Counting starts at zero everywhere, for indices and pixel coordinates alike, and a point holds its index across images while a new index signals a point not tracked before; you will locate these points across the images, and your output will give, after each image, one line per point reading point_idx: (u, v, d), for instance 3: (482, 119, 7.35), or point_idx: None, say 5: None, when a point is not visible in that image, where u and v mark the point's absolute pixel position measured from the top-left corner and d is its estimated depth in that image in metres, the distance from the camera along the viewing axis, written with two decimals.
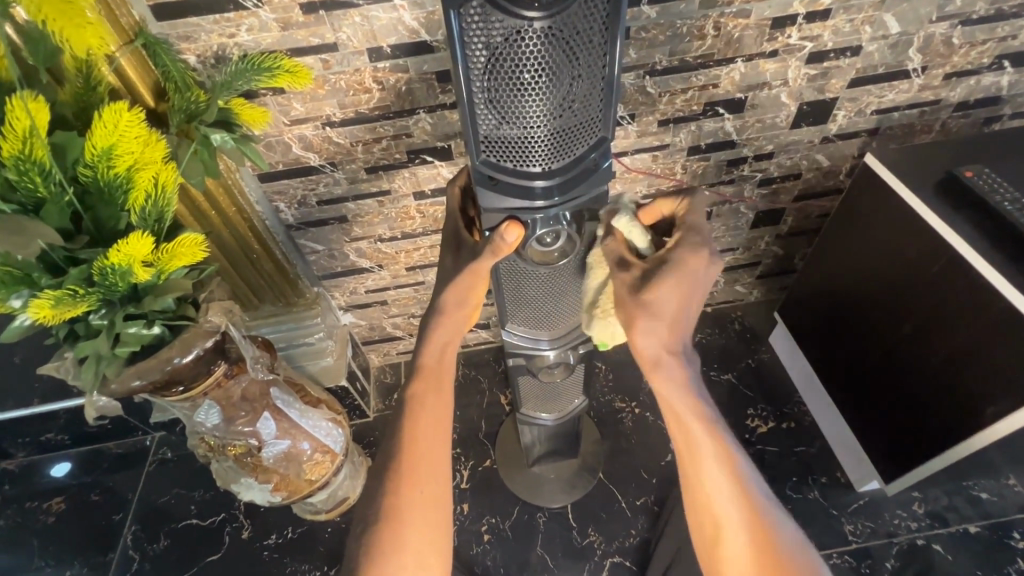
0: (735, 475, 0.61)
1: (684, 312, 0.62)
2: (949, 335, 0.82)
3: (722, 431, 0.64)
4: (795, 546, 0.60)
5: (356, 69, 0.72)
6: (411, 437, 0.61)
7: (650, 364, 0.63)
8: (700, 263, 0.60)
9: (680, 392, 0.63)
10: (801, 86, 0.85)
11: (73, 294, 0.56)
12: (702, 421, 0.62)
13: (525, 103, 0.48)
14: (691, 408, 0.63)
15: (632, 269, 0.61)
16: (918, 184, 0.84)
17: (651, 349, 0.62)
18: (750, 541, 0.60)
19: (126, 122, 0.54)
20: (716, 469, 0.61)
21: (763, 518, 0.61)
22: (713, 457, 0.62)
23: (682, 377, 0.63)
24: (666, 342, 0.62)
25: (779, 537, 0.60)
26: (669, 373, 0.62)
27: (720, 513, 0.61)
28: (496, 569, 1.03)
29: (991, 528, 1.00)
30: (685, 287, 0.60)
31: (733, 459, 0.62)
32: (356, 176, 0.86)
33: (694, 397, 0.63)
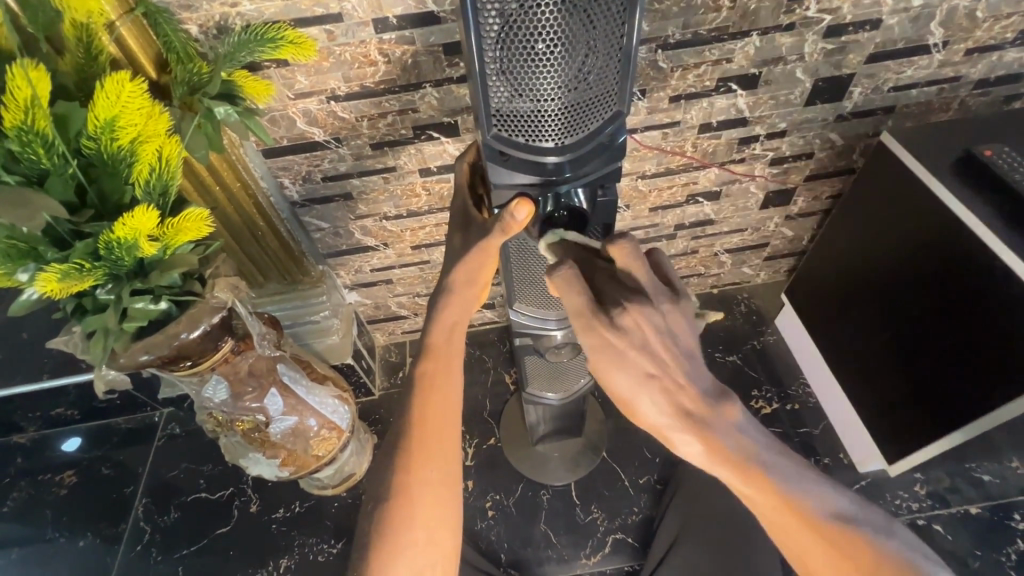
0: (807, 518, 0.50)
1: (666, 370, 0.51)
2: (961, 319, 0.81)
3: (778, 475, 0.51)
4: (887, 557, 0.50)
5: (362, 41, 0.71)
6: (422, 414, 0.61)
7: (666, 439, 0.54)
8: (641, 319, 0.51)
9: (713, 461, 0.52)
10: (817, 61, 0.83)
11: (79, 269, 0.55)
12: (744, 478, 0.51)
13: (538, 75, 0.47)
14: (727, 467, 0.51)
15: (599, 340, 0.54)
16: (935, 163, 0.83)
17: (654, 423, 0.53)
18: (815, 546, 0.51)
19: (128, 93, 0.52)
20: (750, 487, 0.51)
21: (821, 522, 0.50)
22: (741, 474, 0.51)
23: (703, 441, 0.51)
24: (666, 411, 0.52)
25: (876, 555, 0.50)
26: (681, 438, 0.52)
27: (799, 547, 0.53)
28: (500, 544, 1.05)
29: (992, 510, 1.01)
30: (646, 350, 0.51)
31: (794, 500, 0.51)
32: (361, 152, 0.85)
33: (724, 455, 0.51)
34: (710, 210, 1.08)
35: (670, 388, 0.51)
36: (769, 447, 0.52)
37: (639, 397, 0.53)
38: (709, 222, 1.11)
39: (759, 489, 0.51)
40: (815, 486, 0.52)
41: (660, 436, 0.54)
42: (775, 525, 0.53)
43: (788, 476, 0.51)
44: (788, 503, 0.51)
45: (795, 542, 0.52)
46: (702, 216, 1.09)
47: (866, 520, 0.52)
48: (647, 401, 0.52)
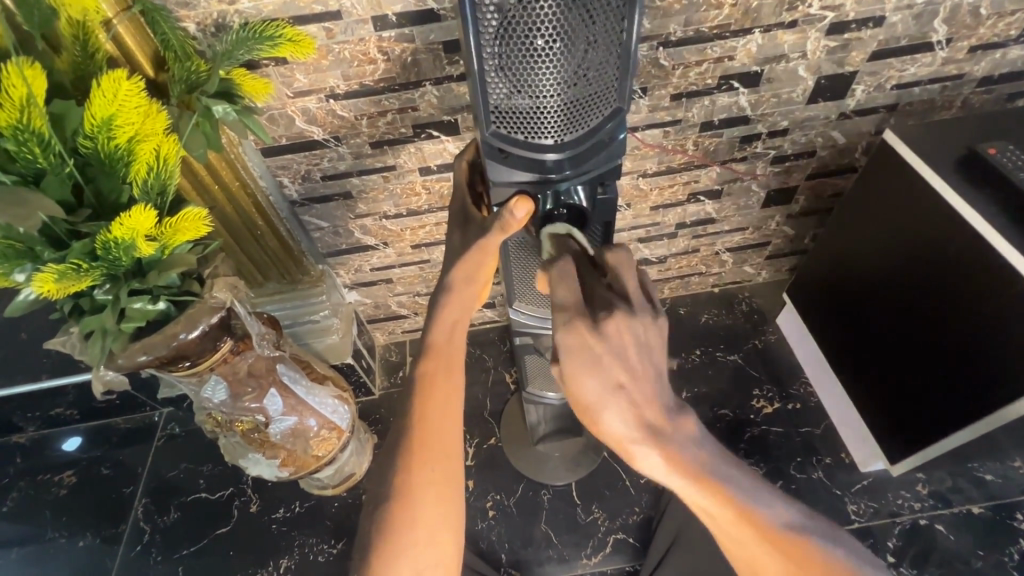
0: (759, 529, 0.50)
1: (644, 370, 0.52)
2: (964, 318, 0.81)
3: (732, 487, 0.51)
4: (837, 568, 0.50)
5: (361, 38, 0.70)
6: (423, 413, 0.60)
7: (624, 454, 0.53)
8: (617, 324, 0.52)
9: (670, 474, 0.51)
10: (819, 59, 0.82)
11: (76, 269, 0.55)
12: (700, 490, 0.51)
13: (538, 71, 0.46)
14: (684, 480, 0.51)
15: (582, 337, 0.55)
16: (937, 161, 0.82)
17: (617, 435, 0.52)
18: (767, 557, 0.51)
19: (125, 92, 0.52)
20: (702, 499, 0.51)
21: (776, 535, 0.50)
22: (693, 486, 0.51)
23: (661, 455, 0.51)
24: (631, 424, 0.51)
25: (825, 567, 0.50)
26: (642, 449, 0.51)
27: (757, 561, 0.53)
28: (500, 545, 1.04)
29: (994, 510, 1.00)
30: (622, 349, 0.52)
31: (750, 512, 0.51)
32: (361, 151, 0.84)
33: (682, 468, 0.51)
34: (712, 209, 1.07)
35: (636, 402, 0.51)
36: (722, 458, 0.53)
37: (605, 409, 0.51)
38: (710, 221, 1.10)
39: (714, 502, 0.51)
40: (770, 499, 0.52)
41: (619, 450, 0.53)
42: (733, 539, 0.53)
43: (742, 489, 0.51)
44: (744, 516, 0.51)
45: (744, 551, 0.53)
46: (703, 215, 1.09)
47: (816, 529, 0.52)
48: (613, 414, 0.51)
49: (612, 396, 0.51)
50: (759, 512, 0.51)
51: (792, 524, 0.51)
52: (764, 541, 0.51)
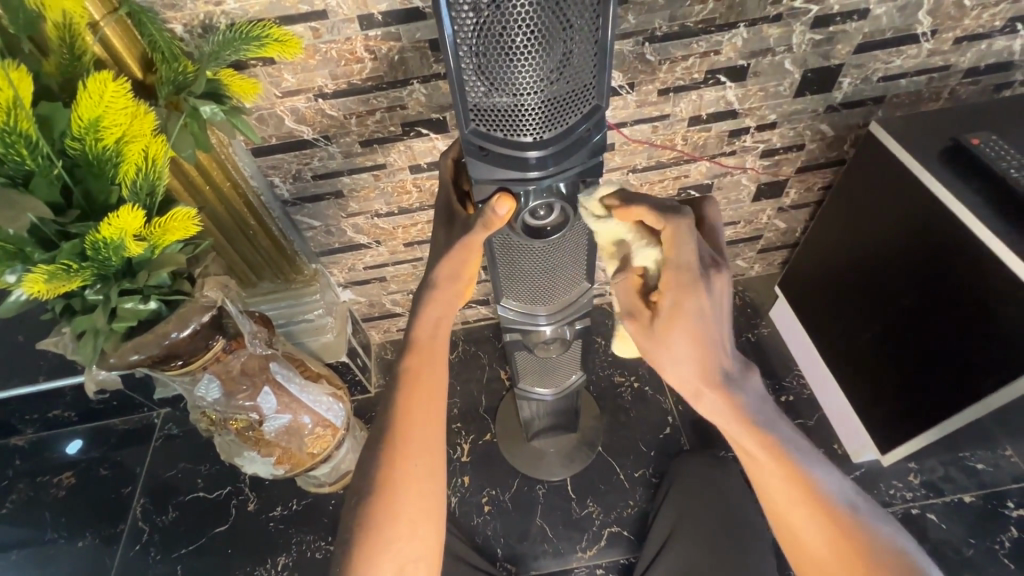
0: (809, 493, 0.60)
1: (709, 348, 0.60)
2: (953, 310, 0.81)
3: (788, 447, 0.62)
4: (881, 548, 0.58)
5: (347, 37, 0.71)
6: (406, 409, 0.61)
7: (692, 395, 0.64)
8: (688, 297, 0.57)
9: (734, 424, 0.62)
10: (805, 52, 0.82)
11: (67, 269, 0.56)
12: (757, 439, 0.61)
13: (515, 70, 0.46)
14: (743, 428, 0.62)
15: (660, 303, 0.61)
16: (922, 152, 0.83)
17: (690, 383, 0.63)
18: (818, 526, 0.60)
19: (111, 93, 0.52)
20: (763, 458, 0.62)
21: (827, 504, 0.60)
22: (757, 443, 0.62)
23: (728, 404, 0.62)
24: (701, 376, 0.61)
25: (865, 540, 0.59)
26: (709, 399, 0.63)
27: (796, 520, 0.61)
28: (496, 539, 1.05)
29: (985, 498, 1.01)
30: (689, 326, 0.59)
31: (801, 469, 0.61)
32: (351, 150, 0.85)
33: (744, 418, 0.61)
34: None
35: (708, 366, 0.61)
36: (786, 430, 0.63)
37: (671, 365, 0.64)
38: None
39: (771, 460, 0.61)
40: (825, 473, 0.62)
41: (686, 393, 0.65)
42: (785, 501, 0.61)
43: (799, 456, 0.61)
44: (801, 477, 0.60)
45: (794, 516, 0.61)
46: None
47: (860, 510, 0.61)
48: (685, 365, 0.62)
49: (695, 354, 0.60)
50: (808, 472, 0.61)
51: (835, 494, 0.61)
52: (812, 498, 0.60)
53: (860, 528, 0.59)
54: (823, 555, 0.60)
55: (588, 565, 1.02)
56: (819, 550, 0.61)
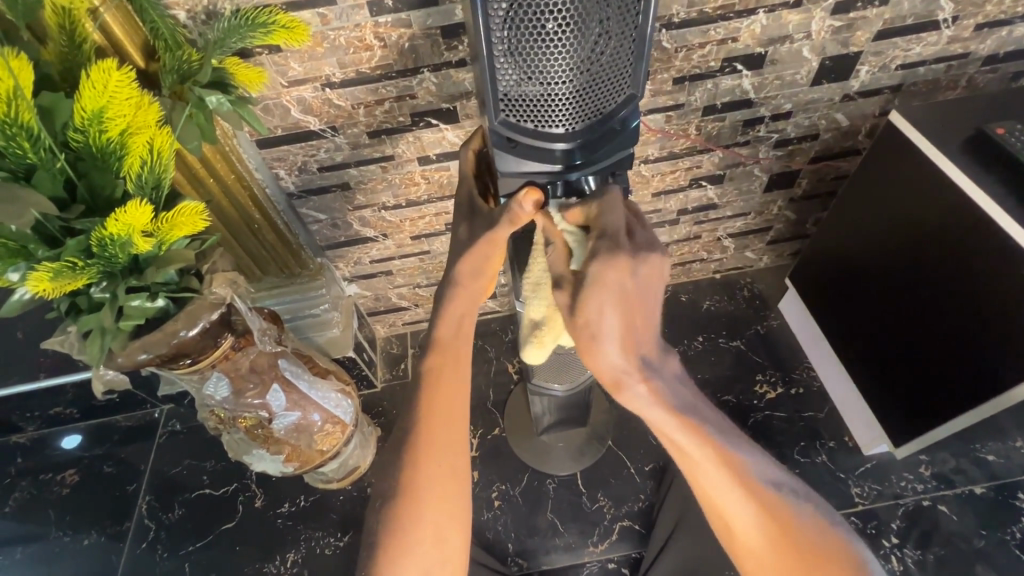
0: (735, 472, 0.58)
1: (632, 318, 0.54)
2: (974, 304, 0.80)
3: (713, 431, 0.58)
4: (810, 524, 0.58)
5: (357, 24, 0.68)
6: (430, 409, 0.60)
7: (616, 389, 0.56)
8: (624, 268, 0.52)
9: (657, 409, 0.56)
10: (824, 39, 0.80)
11: (72, 267, 0.54)
12: (687, 432, 0.57)
13: (549, 57, 0.44)
14: (672, 422, 0.57)
15: (565, 286, 0.55)
16: (944, 142, 0.81)
17: (613, 371, 0.55)
18: (754, 506, 0.58)
19: (115, 82, 0.50)
20: (693, 445, 0.57)
21: (757, 484, 0.58)
22: (683, 430, 0.57)
23: (654, 396, 0.55)
24: (627, 362, 0.55)
25: (794, 517, 0.58)
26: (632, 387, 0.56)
27: (731, 512, 0.59)
28: (507, 534, 1.05)
29: (996, 489, 1.01)
30: (619, 297, 0.53)
31: (729, 455, 0.58)
32: (358, 140, 0.83)
33: (678, 408, 0.57)
34: (714, 194, 1.06)
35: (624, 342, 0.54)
36: (705, 412, 0.60)
37: (598, 353, 0.54)
38: (712, 206, 1.09)
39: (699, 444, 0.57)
40: (748, 454, 0.60)
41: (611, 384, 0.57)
42: (714, 484, 0.58)
43: (722, 436, 0.59)
44: (725, 457, 0.58)
45: (724, 498, 0.58)
46: (705, 201, 1.08)
47: (788, 486, 0.60)
48: (613, 347, 0.54)
49: (622, 328, 0.54)
50: (739, 458, 0.59)
51: (767, 480, 0.59)
52: (744, 488, 0.58)
53: (798, 516, 0.58)
54: (762, 553, 0.58)
55: (600, 559, 1.02)
56: (752, 532, 0.58)
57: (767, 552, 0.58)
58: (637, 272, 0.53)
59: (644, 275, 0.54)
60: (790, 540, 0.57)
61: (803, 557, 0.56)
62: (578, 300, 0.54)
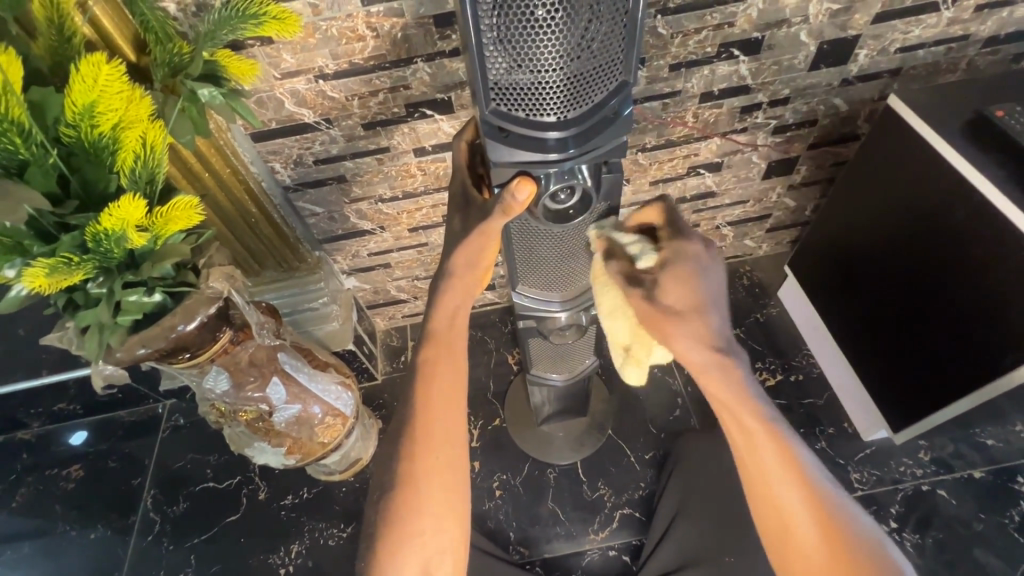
0: (790, 462, 0.62)
1: (711, 303, 0.62)
2: (950, 310, 0.84)
3: (778, 423, 0.64)
4: (865, 534, 0.60)
5: (349, 14, 0.68)
6: (426, 402, 0.60)
7: (693, 364, 0.64)
8: (698, 251, 0.61)
9: (727, 385, 0.64)
10: (822, 23, 0.80)
11: (68, 263, 0.53)
12: (751, 412, 0.63)
13: (538, 44, 0.44)
14: (741, 399, 0.64)
15: (644, 284, 0.61)
16: (943, 126, 0.81)
17: (691, 347, 0.63)
18: (808, 501, 0.61)
19: (105, 76, 0.50)
20: (757, 427, 0.63)
21: (815, 483, 0.62)
22: (752, 413, 0.63)
23: (734, 374, 0.63)
24: (711, 343, 0.63)
25: (846, 521, 0.60)
26: (704, 364, 0.64)
27: (785, 515, 0.62)
28: (509, 523, 1.05)
29: (995, 473, 1.02)
30: (689, 280, 0.61)
31: (792, 447, 0.63)
32: (353, 132, 0.82)
33: (747, 393, 0.64)
34: (712, 182, 1.06)
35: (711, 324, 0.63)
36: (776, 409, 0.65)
37: (684, 329, 0.62)
38: (711, 194, 1.09)
39: (763, 429, 0.63)
40: (810, 455, 0.64)
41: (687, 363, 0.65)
42: (770, 472, 0.62)
43: (788, 432, 0.64)
44: (785, 448, 0.62)
45: (776, 487, 0.62)
46: (704, 188, 1.07)
47: (845, 498, 0.63)
48: (696, 329, 0.62)
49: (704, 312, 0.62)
50: (800, 453, 0.63)
51: (824, 479, 0.62)
52: (801, 480, 0.62)
53: (854, 533, 0.59)
54: (808, 546, 0.61)
55: (600, 547, 1.02)
56: (800, 525, 0.61)
57: (814, 548, 0.60)
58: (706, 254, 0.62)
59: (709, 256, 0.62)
60: (840, 543, 0.59)
61: (853, 556, 0.58)
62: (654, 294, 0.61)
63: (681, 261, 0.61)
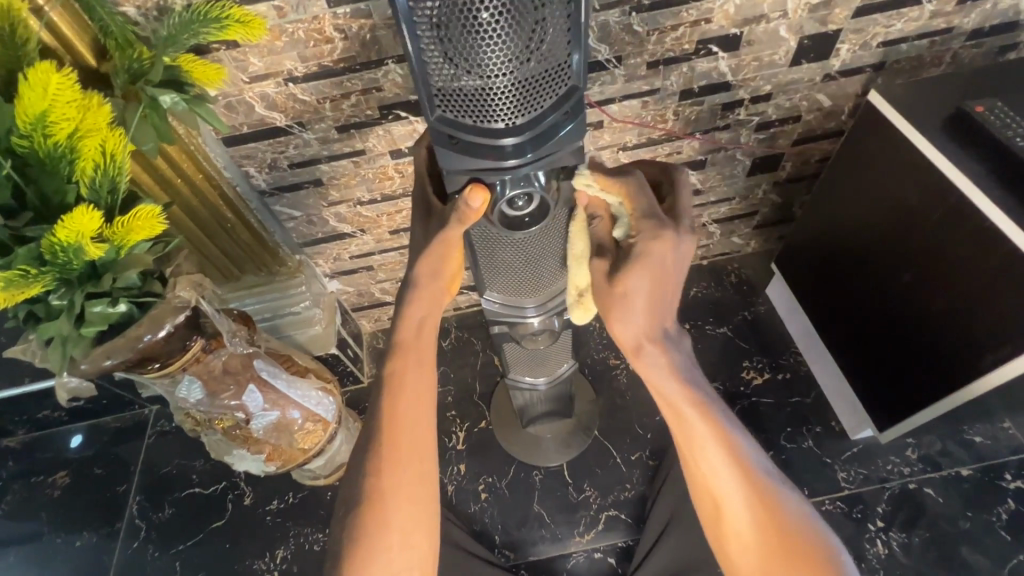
0: (730, 455, 0.62)
1: (662, 295, 0.61)
2: (932, 309, 0.83)
3: (719, 415, 0.63)
4: (798, 516, 0.60)
5: (315, 16, 0.66)
6: (392, 414, 0.59)
7: (632, 350, 0.63)
8: (664, 246, 0.58)
9: (669, 375, 0.63)
10: (801, 18, 0.78)
11: (24, 276, 0.53)
12: (692, 404, 0.62)
13: (482, 49, 0.43)
14: (681, 391, 0.62)
15: (605, 257, 0.62)
16: (925, 122, 0.79)
17: (635, 331, 0.62)
18: (749, 495, 0.61)
19: (56, 85, 0.48)
20: (698, 421, 0.62)
21: (756, 476, 0.62)
22: (692, 405, 0.62)
23: (665, 359, 0.63)
24: (647, 330, 0.62)
25: (785, 511, 0.60)
26: (643, 352, 0.63)
27: (725, 499, 0.62)
28: (494, 526, 1.05)
29: (982, 471, 1.01)
30: (656, 274, 0.59)
31: (730, 439, 0.62)
32: (327, 135, 0.81)
33: (688, 385, 0.63)
34: (696, 179, 1.04)
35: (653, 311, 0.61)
36: (719, 403, 0.65)
37: (626, 314, 0.61)
38: (695, 191, 1.08)
39: (704, 422, 0.62)
40: (749, 447, 0.64)
41: (626, 348, 0.64)
42: (707, 467, 0.62)
43: (729, 425, 0.63)
44: (724, 443, 0.62)
45: (714, 482, 0.62)
46: (688, 186, 1.06)
47: (783, 486, 0.63)
48: (636, 315, 0.61)
49: (650, 299, 0.61)
50: (738, 445, 0.62)
51: (761, 470, 0.62)
52: (740, 473, 0.61)
53: (789, 512, 0.60)
54: (749, 538, 0.61)
55: (586, 549, 1.02)
56: (741, 520, 0.61)
57: (754, 540, 0.61)
58: (678, 248, 0.59)
59: (683, 250, 0.60)
60: (779, 534, 0.59)
61: (789, 544, 0.59)
62: (618, 269, 0.60)
63: (651, 258, 0.58)
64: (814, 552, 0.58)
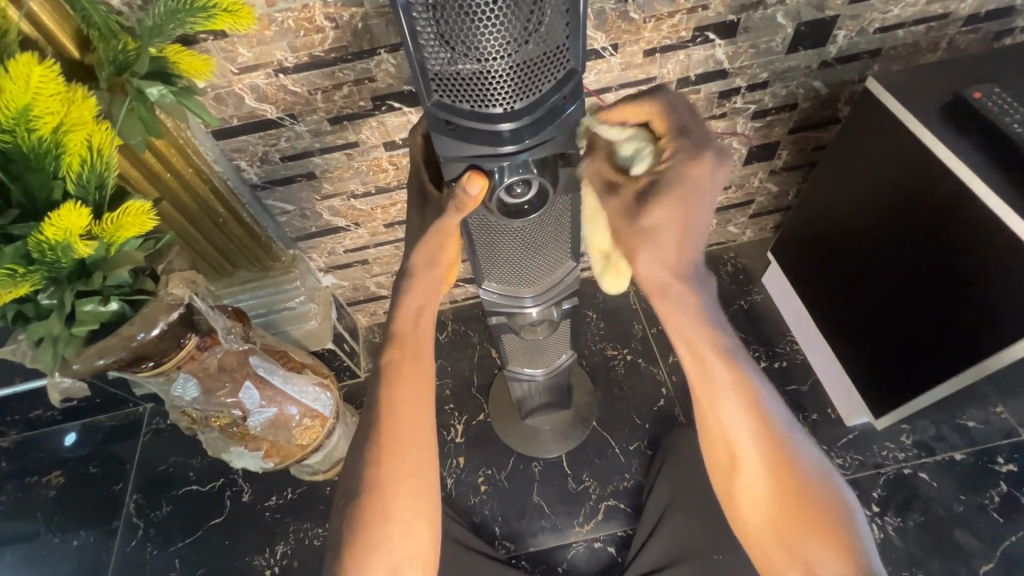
0: (750, 404, 0.62)
1: (689, 233, 0.57)
2: (928, 294, 0.83)
3: (743, 365, 0.63)
4: (813, 471, 0.63)
5: (305, 5, 0.65)
6: (390, 407, 0.59)
7: (655, 291, 0.60)
8: (702, 169, 0.54)
9: (694, 321, 0.61)
10: (798, 4, 0.77)
11: (11, 275, 0.51)
12: (717, 350, 0.62)
13: (479, 32, 0.42)
14: (705, 335, 0.62)
15: (623, 192, 0.56)
16: (922, 109, 0.79)
17: (652, 271, 0.58)
18: (764, 448, 0.62)
19: (39, 77, 0.46)
20: (721, 367, 0.62)
21: (774, 430, 0.63)
22: (718, 352, 0.62)
23: (691, 304, 0.61)
24: (672, 268, 0.58)
25: (800, 465, 0.62)
26: (662, 291, 0.60)
27: (741, 450, 0.64)
28: (494, 519, 1.05)
29: (975, 455, 1.02)
30: (687, 204, 0.55)
31: (752, 392, 0.63)
32: (319, 128, 0.80)
33: (712, 331, 0.62)
34: None
35: (671, 255, 0.58)
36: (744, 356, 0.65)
37: (644, 253, 0.57)
38: None
39: (727, 371, 0.62)
40: (770, 400, 0.64)
41: (647, 291, 0.61)
42: (728, 415, 0.63)
43: (752, 376, 0.63)
44: (745, 393, 0.62)
45: (731, 432, 0.63)
46: None
47: (801, 440, 0.65)
48: (651, 251, 0.57)
49: (676, 232, 0.57)
50: (760, 397, 0.63)
51: (781, 424, 0.64)
52: (759, 424, 0.63)
53: (803, 466, 0.62)
54: (762, 488, 0.63)
55: (586, 539, 1.03)
56: (754, 471, 0.63)
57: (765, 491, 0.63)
58: (715, 173, 0.55)
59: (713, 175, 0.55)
60: (791, 485, 0.62)
61: (801, 496, 0.61)
62: (647, 200, 0.55)
63: (690, 187, 0.54)
64: (824, 504, 0.61)
